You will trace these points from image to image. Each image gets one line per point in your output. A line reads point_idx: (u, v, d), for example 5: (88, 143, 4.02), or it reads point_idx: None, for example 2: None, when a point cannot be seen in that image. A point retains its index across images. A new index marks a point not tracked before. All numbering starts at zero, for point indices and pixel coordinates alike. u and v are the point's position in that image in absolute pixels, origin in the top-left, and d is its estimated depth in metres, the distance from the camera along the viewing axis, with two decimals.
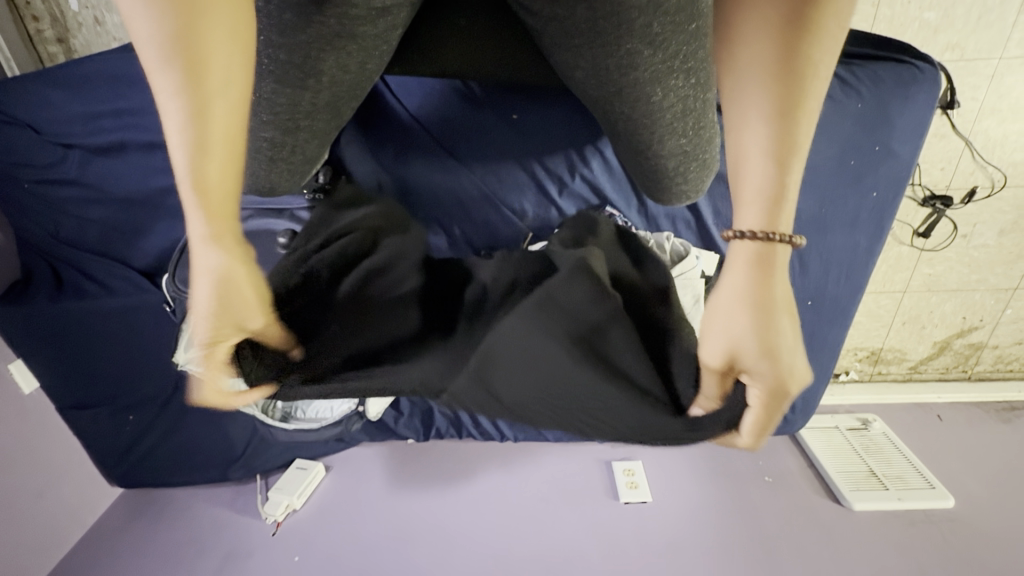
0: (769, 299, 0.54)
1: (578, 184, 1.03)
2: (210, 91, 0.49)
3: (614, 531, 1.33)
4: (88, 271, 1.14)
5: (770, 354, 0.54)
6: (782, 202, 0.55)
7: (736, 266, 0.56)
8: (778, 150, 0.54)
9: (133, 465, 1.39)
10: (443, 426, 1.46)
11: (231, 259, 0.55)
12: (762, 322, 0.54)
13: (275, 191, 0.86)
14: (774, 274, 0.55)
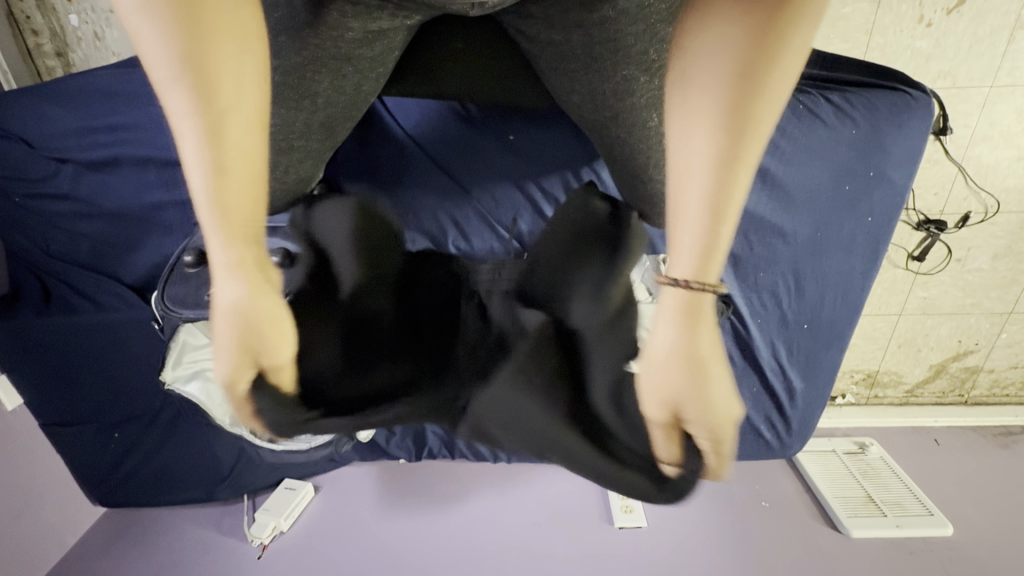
0: (695, 348, 0.57)
1: None
2: (225, 117, 0.53)
3: (608, 556, 1.30)
4: (78, 285, 1.12)
5: (706, 407, 0.58)
6: (713, 254, 0.56)
7: (667, 320, 0.58)
8: (714, 197, 0.54)
9: (117, 484, 1.36)
10: (435, 446, 1.44)
11: (250, 289, 0.60)
12: (695, 378, 0.57)
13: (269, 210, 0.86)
14: (701, 323, 0.57)
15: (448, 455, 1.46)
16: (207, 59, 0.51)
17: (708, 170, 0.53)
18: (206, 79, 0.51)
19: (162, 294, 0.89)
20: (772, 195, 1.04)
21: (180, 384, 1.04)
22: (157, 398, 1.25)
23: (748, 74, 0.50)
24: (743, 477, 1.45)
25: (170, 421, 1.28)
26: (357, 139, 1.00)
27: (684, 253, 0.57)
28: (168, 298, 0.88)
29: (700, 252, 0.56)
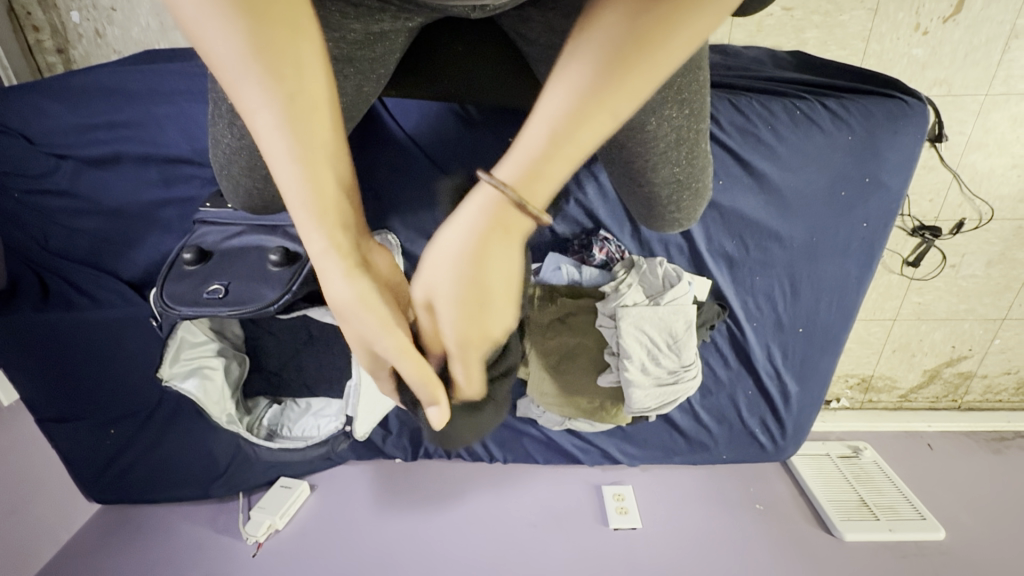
0: (486, 269, 0.52)
1: (573, 208, 1.04)
2: (306, 95, 0.50)
3: (602, 557, 1.31)
4: (75, 282, 1.12)
5: (464, 319, 0.53)
6: (535, 179, 0.48)
7: (471, 216, 0.51)
8: (578, 102, 0.44)
9: (112, 481, 1.36)
10: (431, 446, 1.45)
11: (344, 272, 0.55)
12: (463, 285, 0.52)
13: (269, 209, 0.87)
14: (496, 240, 0.51)
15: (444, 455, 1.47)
16: (278, 35, 0.47)
17: (584, 70, 0.44)
18: (280, 56, 0.47)
19: (160, 292, 0.88)
20: (769, 199, 1.05)
21: (178, 381, 1.04)
22: (154, 395, 1.25)
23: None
24: (737, 480, 1.45)
25: (166, 418, 1.29)
26: (356, 138, 1.00)
27: (521, 153, 0.47)
28: (165, 296, 0.87)
29: (526, 168, 0.48)
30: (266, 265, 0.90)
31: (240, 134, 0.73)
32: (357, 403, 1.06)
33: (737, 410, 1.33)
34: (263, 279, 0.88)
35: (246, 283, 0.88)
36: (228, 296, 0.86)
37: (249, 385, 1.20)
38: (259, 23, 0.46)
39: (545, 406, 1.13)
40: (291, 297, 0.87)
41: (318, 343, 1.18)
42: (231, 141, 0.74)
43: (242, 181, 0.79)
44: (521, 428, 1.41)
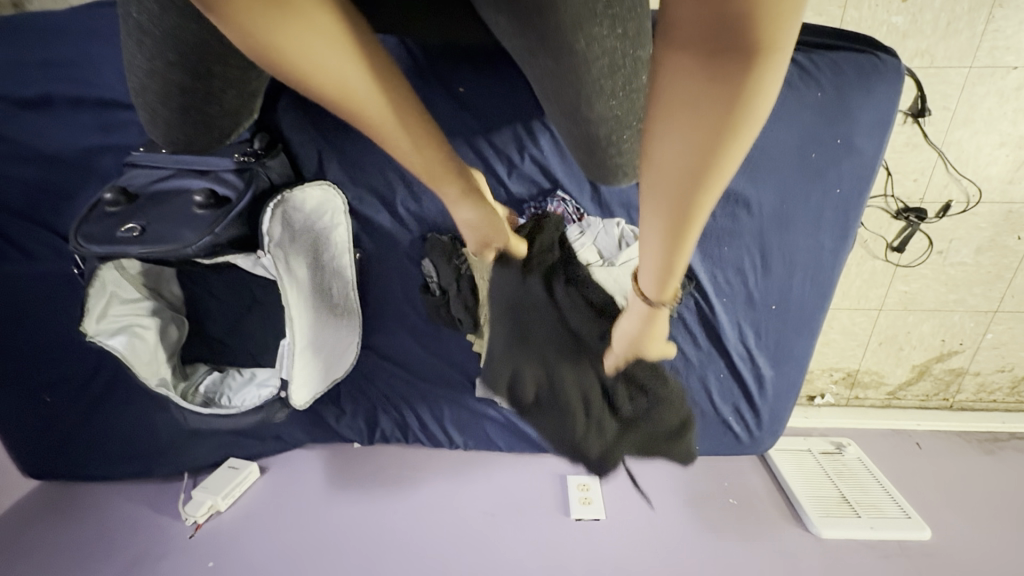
0: (648, 329, 0.70)
1: (527, 165, 1.01)
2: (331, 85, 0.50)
3: (561, 550, 1.22)
4: (10, 235, 1.09)
5: (632, 348, 0.74)
6: (671, 278, 0.61)
7: (636, 312, 0.68)
8: (670, 222, 0.53)
9: (47, 452, 1.29)
10: (388, 427, 1.37)
11: (473, 207, 0.70)
12: (640, 333, 0.71)
13: (194, 147, 0.84)
14: (657, 318, 0.68)
15: (402, 439, 1.39)
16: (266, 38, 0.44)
17: (657, 199, 0.52)
18: (296, 64, 0.47)
19: (76, 232, 0.83)
20: None
21: (104, 339, 0.97)
22: (92, 359, 1.19)
23: (728, 117, 0.44)
24: (711, 473, 1.37)
25: (105, 387, 1.23)
26: None
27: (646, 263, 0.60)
28: (81, 234, 0.81)
29: (659, 277, 0.61)
30: (190, 208, 0.84)
31: (150, 55, 0.70)
32: (291, 364, 0.98)
33: (709, 395, 1.25)
34: (185, 221, 0.83)
35: (169, 223, 0.82)
36: (146, 236, 0.81)
37: (189, 351, 1.14)
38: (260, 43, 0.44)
39: None
40: (213, 240, 0.82)
41: (263, 308, 1.12)
42: (143, 64, 0.72)
43: (158, 110, 0.77)
44: (481, 411, 1.32)
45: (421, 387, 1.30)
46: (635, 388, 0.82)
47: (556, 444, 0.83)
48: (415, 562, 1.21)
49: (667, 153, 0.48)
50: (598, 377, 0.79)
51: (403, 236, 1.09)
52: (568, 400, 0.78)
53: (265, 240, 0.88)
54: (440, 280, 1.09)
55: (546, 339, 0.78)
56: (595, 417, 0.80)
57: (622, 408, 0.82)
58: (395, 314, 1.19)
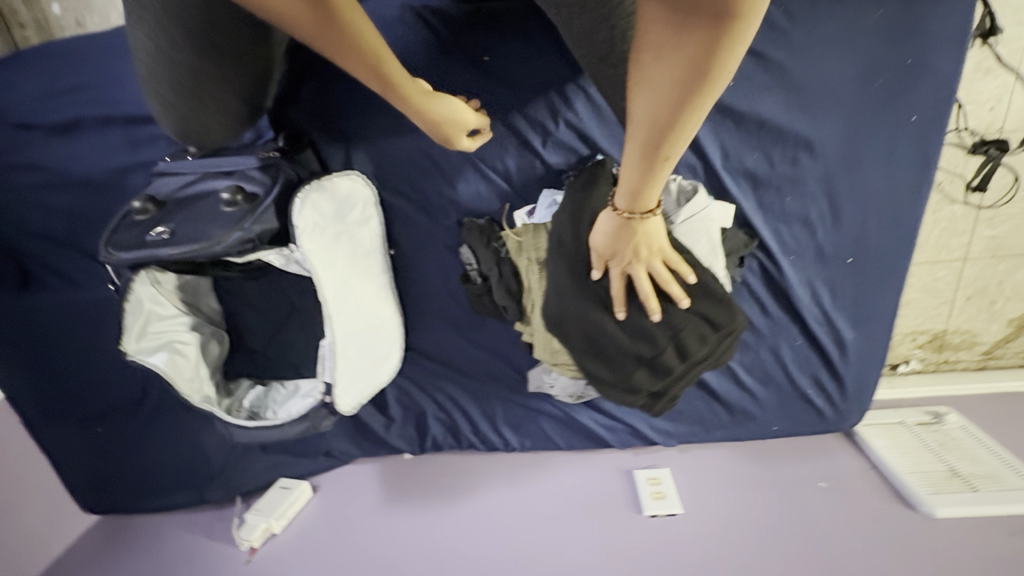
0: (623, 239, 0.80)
1: (563, 132, 0.94)
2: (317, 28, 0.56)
3: (636, 550, 1.11)
4: (53, 265, 1.10)
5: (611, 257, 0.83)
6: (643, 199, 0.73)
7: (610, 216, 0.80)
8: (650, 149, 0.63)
9: (103, 485, 1.28)
10: (439, 434, 1.30)
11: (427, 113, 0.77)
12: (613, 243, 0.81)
13: (206, 131, 0.84)
14: (631, 234, 0.79)
15: (455, 445, 1.32)
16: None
17: (638, 138, 0.63)
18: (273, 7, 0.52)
19: (107, 242, 0.80)
20: (791, 98, 0.90)
21: (145, 357, 0.95)
22: (138, 384, 1.18)
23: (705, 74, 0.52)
24: (794, 456, 1.23)
25: (154, 412, 1.21)
26: (320, 75, 0.94)
27: (626, 180, 0.71)
28: (112, 244, 0.79)
29: (635, 197, 0.73)
30: (219, 206, 0.81)
31: (155, 36, 0.69)
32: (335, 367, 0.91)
33: (784, 368, 1.14)
34: (214, 219, 0.80)
35: (199, 223, 0.79)
36: (176, 236, 0.78)
37: (231, 367, 1.10)
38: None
39: (555, 366, 1.04)
40: (243, 235, 0.78)
41: (302, 315, 1.08)
42: (149, 47, 0.71)
43: (175, 100, 0.77)
44: (534, 406, 1.24)
45: (470, 387, 1.23)
46: (702, 327, 0.85)
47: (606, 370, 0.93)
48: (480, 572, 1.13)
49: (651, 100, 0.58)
50: (668, 316, 0.85)
51: (439, 224, 1.04)
52: (633, 341, 0.88)
53: (297, 232, 0.82)
54: (481, 266, 1.02)
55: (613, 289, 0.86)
56: (661, 356, 0.87)
57: (688, 349, 0.86)
58: (436, 310, 1.13)
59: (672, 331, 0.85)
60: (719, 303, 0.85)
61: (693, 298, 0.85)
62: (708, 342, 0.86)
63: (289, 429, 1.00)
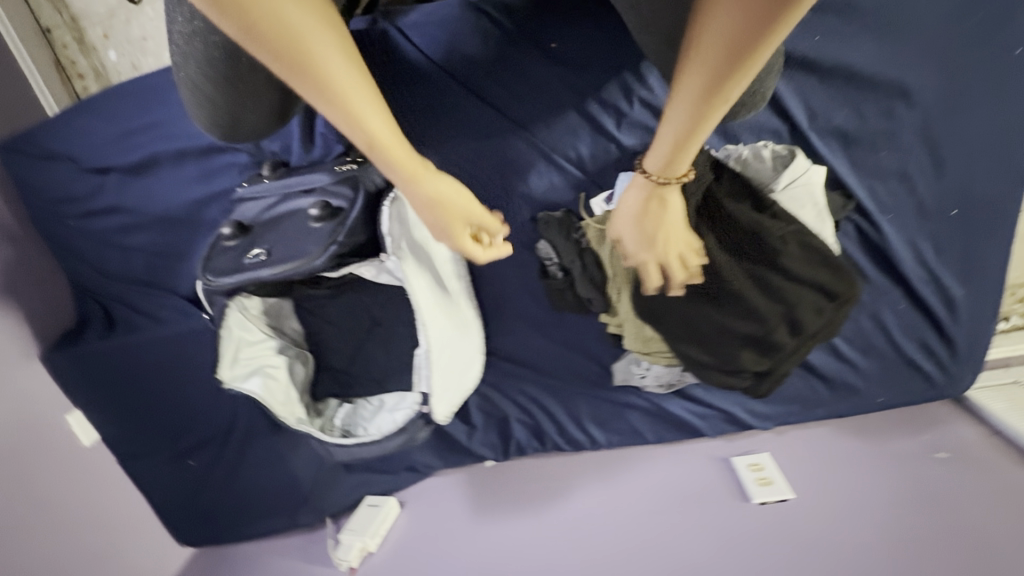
0: (652, 216, 0.68)
1: (638, 110, 0.92)
2: (264, 13, 0.46)
3: (751, 540, 1.04)
4: (138, 304, 1.13)
5: (643, 245, 0.71)
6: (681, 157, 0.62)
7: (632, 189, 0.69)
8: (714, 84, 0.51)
9: (199, 517, 1.29)
10: (524, 438, 1.27)
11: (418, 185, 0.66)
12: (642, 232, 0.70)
13: (239, 126, 0.84)
14: (665, 208, 0.68)
15: (540, 447, 1.28)
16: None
17: (695, 81, 0.52)
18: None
19: (205, 270, 0.82)
20: (881, 45, 0.85)
21: (240, 383, 0.95)
22: (226, 413, 1.20)
23: None
24: (903, 428, 1.16)
25: (242, 439, 1.22)
26: (385, 81, 0.92)
27: (664, 139, 0.61)
28: (210, 270, 0.80)
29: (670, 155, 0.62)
30: (308, 223, 0.81)
31: (191, 15, 0.70)
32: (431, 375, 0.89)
33: (888, 334, 1.07)
34: (305, 237, 0.80)
35: (291, 242, 0.80)
36: (272, 257, 0.79)
37: (318, 387, 1.10)
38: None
39: (643, 355, 1.01)
40: (335, 250, 0.77)
41: (384, 329, 1.08)
42: (183, 27, 0.71)
43: (219, 99, 0.79)
44: (620, 400, 1.21)
45: (553, 386, 1.20)
46: (818, 299, 0.78)
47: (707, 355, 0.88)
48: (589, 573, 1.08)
49: (726, 13, 0.45)
50: (781, 293, 0.77)
51: (514, 221, 1.02)
52: (740, 324, 0.82)
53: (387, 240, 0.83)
54: (562, 259, 0.98)
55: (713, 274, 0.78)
56: (772, 334, 0.81)
57: (802, 325, 0.80)
58: (515, 310, 1.11)
59: (786, 308, 0.78)
60: (835, 272, 0.77)
61: (809, 270, 0.77)
62: (824, 314, 0.79)
63: (387, 442, 0.99)
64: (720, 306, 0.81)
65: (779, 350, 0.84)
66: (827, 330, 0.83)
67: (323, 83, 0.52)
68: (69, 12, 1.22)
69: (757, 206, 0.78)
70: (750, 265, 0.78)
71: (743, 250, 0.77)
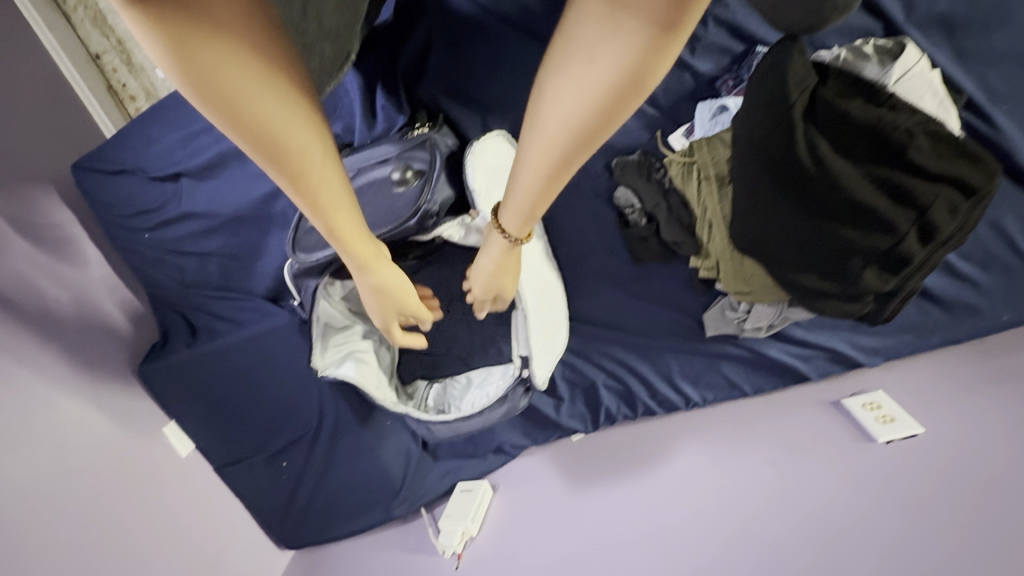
0: (503, 267, 0.75)
1: (715, 32, 0.87)
2: (245, 106, 0.46)
3: (902, 486, 0.89)
4: (219, 311, 1.16)
5: (490, 291, 0.80)
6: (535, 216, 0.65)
7: (495, 244, 0.72)
8: (552, 164, 0.56)
9: (296, 523, 1.23)
10: (612, 405, 1.20)
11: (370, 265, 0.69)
12: (494, 277, 0.77)
13: None
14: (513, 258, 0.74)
15: (630, 415, 1.20)
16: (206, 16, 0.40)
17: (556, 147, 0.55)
18: (208, 77, 0.43)
19: (296, 248, 0.89)
20: None
21: (333, 369, 0.93)
22: (314, 409, 1.19)
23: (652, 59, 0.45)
24: None
25: (330, 433, 1.21)
26: (442, 42, 0.91)
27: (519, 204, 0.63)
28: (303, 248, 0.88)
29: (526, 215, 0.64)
30: (391, 190, 0.85)
31: None
32: (530, 337, 0.89)
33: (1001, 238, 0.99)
34: (392, 202, 0.84)
35: (379, 208, 0.84)
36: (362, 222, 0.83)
37: (405, 370, 1.07)
38: (171, 41, 0.40)
39: (740, 297, 0.96)
40: (427, 208, 0.81)
41: (462, 304, 1.06)
42: None
43: None
44: (712, 351, 1.15)
45: (639, 344, 1.16)
46: (955, 196, 0.71)
47: (826, 281, 0.81)
48: (714, 540, 0.92)
49: (574, 87, 0.50)
50: (912, 194, 0.71)
51: (586, 171, 0.98)
52: (866, 239, 0.75)
53: (476, 196, 0.84)
54: (645, 205, 0.94)
55: (835, 180, 0.72)
56: (902, 244, 0.74)
57: (938, 229, 0.73)
58: (593, 268, 1.07)
59: (916, 211, 0.72)
60: (972, 162, 0.71)
61: (943, 163, 0.71)
62: (960, 214, 0.73)
63: (490, 414, 0.96)
64: (841, 221, 0.75)
65: (907, 265, 0.77)
66: (959, 233, 0.76)
67: (301, 176, 0.54)
68: (115, 36, 1.25)
69: (874, 103, 0.72)
70: (872, 168, 0.72)
71: (861, 153, 0.72)
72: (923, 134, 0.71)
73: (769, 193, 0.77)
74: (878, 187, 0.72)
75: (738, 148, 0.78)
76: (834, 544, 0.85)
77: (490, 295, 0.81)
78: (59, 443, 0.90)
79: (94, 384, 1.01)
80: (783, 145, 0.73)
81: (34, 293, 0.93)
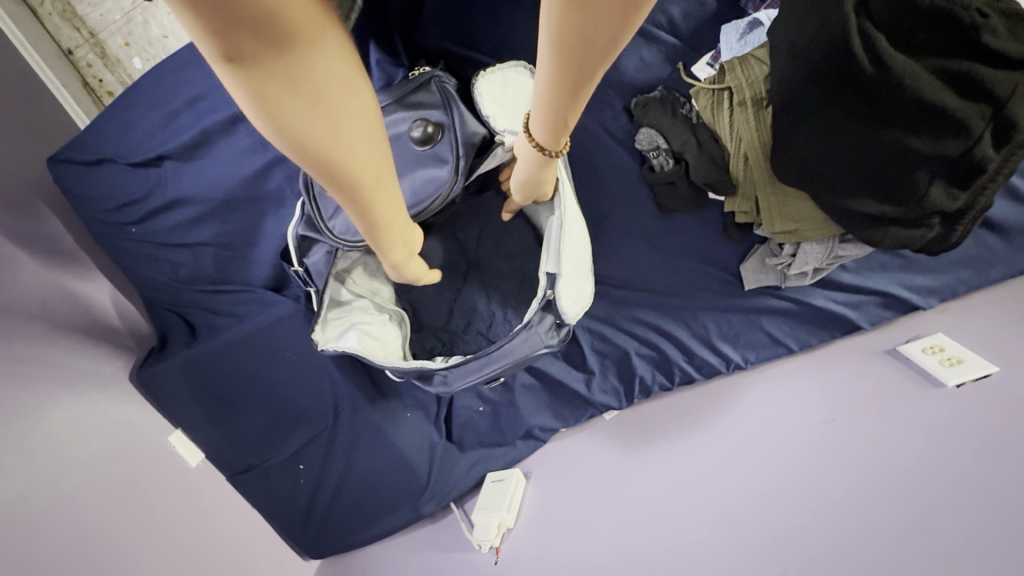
0: (539, 179, 0.73)
1: None
2: (294, 131, 0.41)
3: (984, 426, 0.76)
4: (217, 305, 1.09)
5: (528, 196, 0.79)
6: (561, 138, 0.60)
7: (527, 158, 0.68)
8: (568, 96, 0.50)
9: (319, 531, 1.12)
10: (648, 373, 1.08)
11: (402, 249, 0.69)
12: (531, 184, 0.74)
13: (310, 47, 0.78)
14: (547, 169, 0.70)
15: (667, 386, 1.08)
16: (299, 77, 0.38)
17: (561, 81, 0.47)
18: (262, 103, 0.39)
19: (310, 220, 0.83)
20: None
21: (334, 343, 0.88)
22: (328, 401, 1.11)
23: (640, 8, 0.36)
24: None
25: (348, 426, 1.12)
26: None
27: (546, 132, 0.59)
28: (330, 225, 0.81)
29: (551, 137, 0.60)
30: (412, 147, 0.80)
31: None
32: (560, 248, 0.82)
33: None
34: (420, 164, 0.80)
35: (405, 170, 0.80)
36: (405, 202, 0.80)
37: (420, 348, 0.98)
38: (254, 94, 0.38)
39: (783, 237, 0.88)
40: (466, 163, 0.79)
41: (480, 271, 0.99)
42: None
43: None
44: (751, 305, 1.06)
45: (672, 305, 1.07)
46: None
47: (891, 203, 0.75)
48: (794, 507, 0.78)
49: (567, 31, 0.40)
50: (984, 88, 0.65)
51: (603, 115, 0.96)
52: (934, 146, 0.69)
53: (493, 122, 0.80)
54: (672, 143, 0.89)
55: (896, 80, 0.66)
56: (975, 147, 0.68)
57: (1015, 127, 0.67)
58: (617, 222, 1.02)
59: (988, 108, 0.66)
60: None
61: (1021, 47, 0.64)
62: None
63: (515, 348, 0.85)
64: (903, 130, 0.69)
65: (981, 173, 0.70)
66: None
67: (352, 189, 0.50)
68: (87, 28, 1.18)
69: None
70: (937, 62, 0.66)
71: (924, 47, 0.67)
72: (996, 15, 0.64)
73: (824, 108, 0.72)
74: (942, 86, 0.67)
75: (780, 63, 0.74)
76: (932, 522, 0.68)
77: (531, 198, 0.81)
78: (56, 441, 0.81)
79: (93, 379, 0.93)
80: (833, 55, 0.68)
81: (17, 282, 0.86)
